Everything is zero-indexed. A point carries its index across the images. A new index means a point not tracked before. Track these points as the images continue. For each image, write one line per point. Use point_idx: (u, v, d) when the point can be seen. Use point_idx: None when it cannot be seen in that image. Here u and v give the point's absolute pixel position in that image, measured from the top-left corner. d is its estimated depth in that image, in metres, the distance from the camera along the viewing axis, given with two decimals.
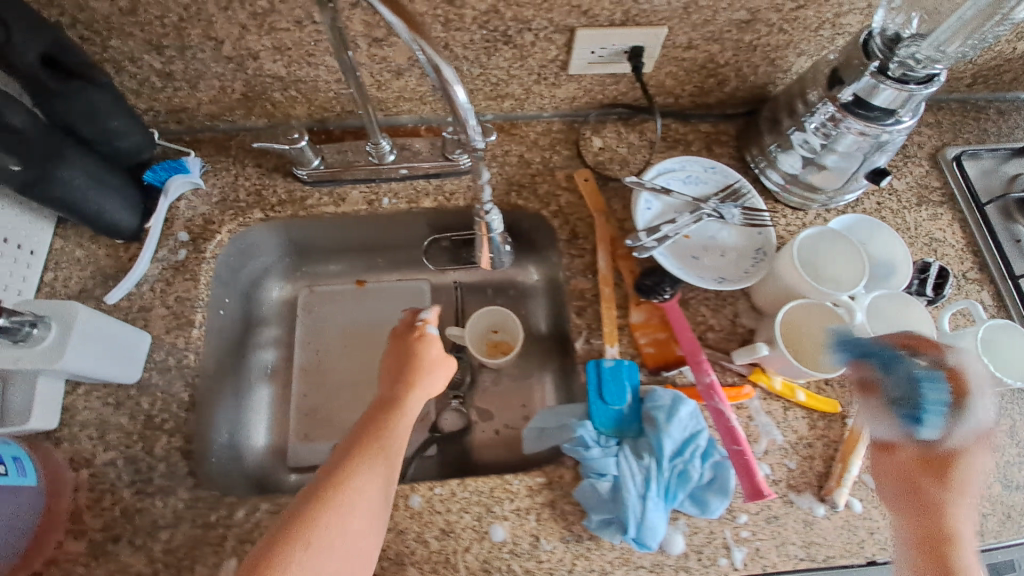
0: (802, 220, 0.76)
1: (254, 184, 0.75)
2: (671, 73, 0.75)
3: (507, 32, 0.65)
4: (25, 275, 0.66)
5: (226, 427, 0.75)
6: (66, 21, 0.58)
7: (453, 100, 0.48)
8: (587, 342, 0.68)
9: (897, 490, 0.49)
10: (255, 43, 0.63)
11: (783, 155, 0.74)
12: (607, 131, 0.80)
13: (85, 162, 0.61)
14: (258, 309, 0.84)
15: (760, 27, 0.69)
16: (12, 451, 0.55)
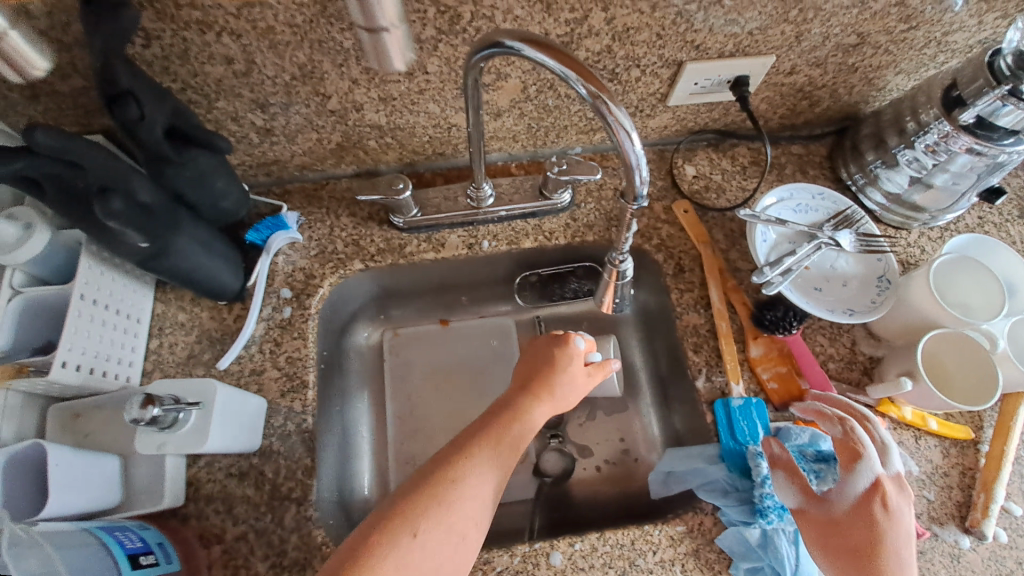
0: (906, 239, 0.75)
1: (350, 234, 0.73)
2: (768, 97, 0.74)
3: (615, 69, 0.64)
4: (134, 343, 0.64)
5: (332, 483, 0.70)
6: (177, 86, 0.58)
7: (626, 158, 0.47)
8: (709, 379, 0.66)
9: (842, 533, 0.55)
10: (362, 96, 0.63)
11: (887, 172, 0.73)
12: (699, 158, 0.78)
13: (195, 229, 0.59)
14: (347, 359, 0.81)
15: (867, 49, 0.68)
16: (155, 536, 0.53)
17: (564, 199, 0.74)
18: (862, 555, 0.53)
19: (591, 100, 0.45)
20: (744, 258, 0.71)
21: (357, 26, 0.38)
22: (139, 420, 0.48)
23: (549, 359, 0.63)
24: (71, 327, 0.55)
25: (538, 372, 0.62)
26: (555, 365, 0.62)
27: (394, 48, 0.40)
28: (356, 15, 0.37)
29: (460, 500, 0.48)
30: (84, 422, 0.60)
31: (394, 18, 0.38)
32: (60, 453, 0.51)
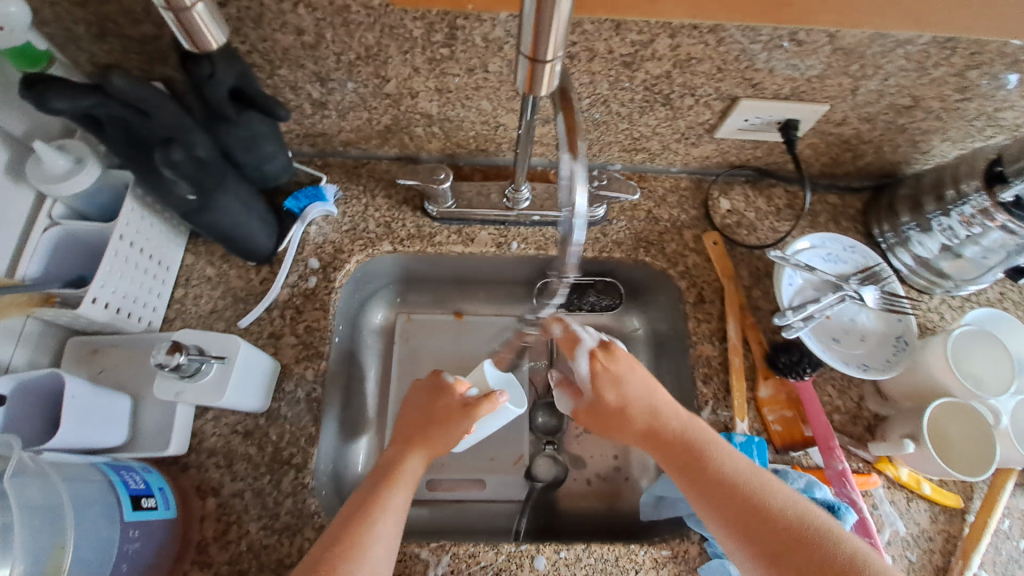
0: (927, 304, 0.75)
1: (384, 215, 0.74)
2: (813, 144, 0.74)
3: (670, 95, 0.65)
4: (160, 291, 0.65)
5: (330, 455, 0.70)
6: (244, 48, 0.59)
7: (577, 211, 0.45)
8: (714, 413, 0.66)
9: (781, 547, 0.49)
10: (419, 84, 0.64)
11: (919, 236, 0.73)
12: (735, 193, 0.79)
13: (239, 189, 0.60)
14: (361, 336, 0.82)
15: (918, 113, 0.69)
16: (157, 480, 0.53)
17: (599, 213, 0.75)
18: (749, 506, 0.51)
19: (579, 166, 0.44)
20: (766, 297, 0.72)
21: (519, 52, 0.40)
22: (163, 365, 0.49)
23: (428, 408, 0.62)
24: (107, 265, 0.56)
25: (420, 423, 0.61)
26: (432, 416, 0.61)
27: (550, 78, 0.41)
28: (525, 44, 0.39)
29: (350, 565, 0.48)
30: (102, 358, 0.61)
31: (558, 53, 0.40)
32: (77, 386, 0.52)
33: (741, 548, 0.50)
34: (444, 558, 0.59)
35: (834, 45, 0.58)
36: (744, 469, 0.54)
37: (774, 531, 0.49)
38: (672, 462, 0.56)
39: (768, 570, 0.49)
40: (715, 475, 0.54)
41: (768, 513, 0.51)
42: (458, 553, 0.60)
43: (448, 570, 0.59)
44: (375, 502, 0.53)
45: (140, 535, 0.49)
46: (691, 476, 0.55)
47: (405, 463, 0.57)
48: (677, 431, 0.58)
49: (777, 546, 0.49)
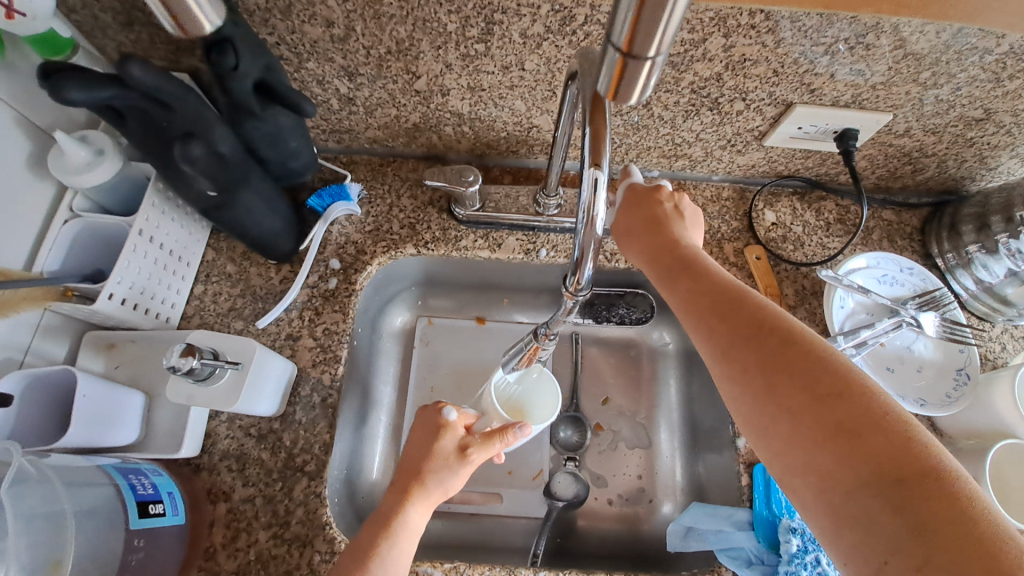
0: (987, 332, 0.69)
1: (409, 216, 0.72)
2: (869, 155, 0.69)
3: (718, 99, 0.61)
4: (180, 287, 0.64)
5: (344, 460, 0.68)
6: (272, 40, 0.56)
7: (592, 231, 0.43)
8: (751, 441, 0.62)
9: (851, 462, 0.37)
10: (451, 82, 0.61)
11: (983, 259, 0.67)
12: (781, 205, 0.74)
13: (263, 186, 0.58)
14: (380, 339, 0.79)
15: (990, 126, 0.63)
16: (165, 483, 0.51)
17: None
18: (815, 430, 0.38)
19: (592, 186, 0.41)
20: (811, 319, 0.67)
21: (611, 44, 0.34)
22: (177, 368, 0.47)
23: (429, 451, 0.55)
24: (125, 260, 0.54)
25: (417, 465, 0.55)
26: (428, 463, 0.55)
27: (647, 79, 0.35)
28: (619, 35, 0.33)
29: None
30: (119, 353, 0.60)
31: (663, 50, 0.33)
32: (89, 385, 0.50)
33: (802, 477, 0.39)
34: None
35: (904, 50, 0.53)
36: (821, 361, 0.40)
37: (850, 468, 0.36)
38: (724, 348, 0.44)
39: (839, 523, 0.36)
40: (780, 344, 0.42)
41: (847, 439, 0.37)
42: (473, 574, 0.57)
43: None
44: (368, 553, 0.48)
45: (143, 544, 0.48)
46: (738, 391, 0.43)
47: (402, 511, 0.52)
48: (739, 295, 0.46)
49: (841, 482, 0.37)
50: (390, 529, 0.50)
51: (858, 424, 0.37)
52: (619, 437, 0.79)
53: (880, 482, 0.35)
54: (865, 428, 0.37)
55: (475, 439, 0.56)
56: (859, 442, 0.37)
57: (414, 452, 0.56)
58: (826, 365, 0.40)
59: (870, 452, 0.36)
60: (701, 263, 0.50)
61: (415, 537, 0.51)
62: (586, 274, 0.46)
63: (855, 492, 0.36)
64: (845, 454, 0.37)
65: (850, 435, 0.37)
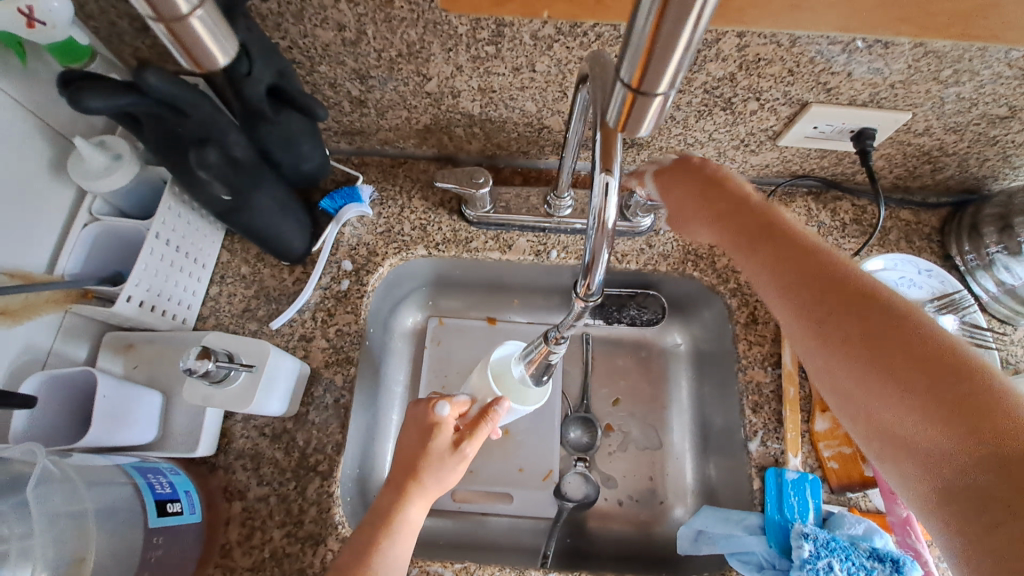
0: (1010, 335, 0.68)
1: (420, 217, 0.72)
2: (887, 155, 0.68)
3: (731, 99, 0.60)
4: (195, 288, 0.65)
5: (357, 459, 0.69)
6: (284, 44, 0.57)
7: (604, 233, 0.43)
8: (764, 445, 0.62)
9: (962, 437, 0.37)
10: (462, 83, 0.61)
11: (1007, 260, 0.66)
12: (796, 205, 0.73)
13: (276, 190, 0.59)
14: (391, 339, 0.80)
15: (1014, 124, 0.61)
16: (184, 484, 0.52)
17: (645, 223, 0.70)
18: (922, 400, 0.39)
19: (603, 187, 0.41)
20: None
21: (619, 81, 0.34)
22: (193, 371, 0.47)
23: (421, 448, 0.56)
24: (142, 264, 0.56)
25: (410, 463, 0.55)
26: (422, 460, 0.55)
27: (654, 114, 0.35)
28: (628, 73, 0.33)
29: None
30: (136, 354, 0.61)
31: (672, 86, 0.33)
32: (108, 385, 0.51)
33: (909, 453, 0.40)
34: None
35: (924, 47, 0.52)
36: (923, 329, 0.41)
37: (962, 451, 0.37)
38: (824, 324, 0.45)
39: (947, 494, 0.38)
40: (881, 315, 0.43)
41: (955, 409, 0.38)
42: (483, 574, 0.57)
43: None
44: (362, 556, 0.50)
45: (162, 542, 0.48)
46: (840, 364, 0.44)
47: (397, 512, 0.53)
48: (838, 271, 0.46)
49: (952, 458, 0.37)
50: (386, 531, 0.52)
51: (971, 400, 0.38)
52: (630, 438, 0.79)
53: (994, 457, 0.36)
54: (978, 403, 0.38)
55: (464, 434, 0.57)
56: (975, 420, 0.37)
57: (404, 446, 0.57)
58: (928, 337, 0.41)
59: (983, 427, 0.37)
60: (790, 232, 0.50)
61: (411, 535, 0.53)
62: (599, 277, 0.45)
63: (966, 465, 0.37)
64: (959, 430, 0.37)
65: (962, 411, 0.38)
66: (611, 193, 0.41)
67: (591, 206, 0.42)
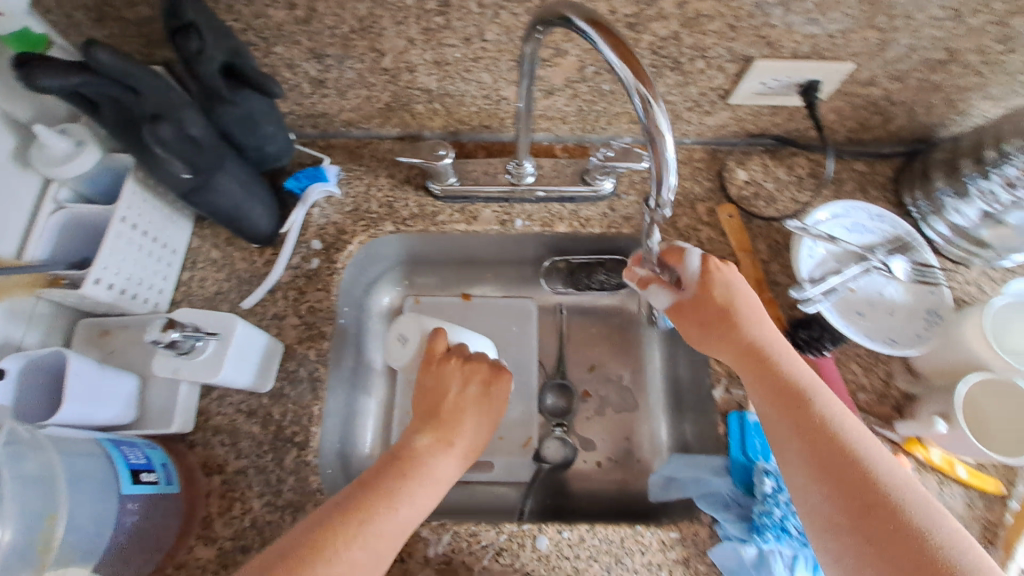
0: (964, 276, 0.70)
1: (387, 194, 0.73)
2: (837, 108, 0.70)
3: (679, 58, 0.62)
4: (166, 274, 0.66)
5: (337, 435, 0.70)
6: (238, 26, 0.58)
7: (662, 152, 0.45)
8: (728, 391, 0.64)
9: (871, 492, 0.43)
10: (416, 57, 0.62)
11: (957, 203, 0.68)
12: (753, 163, 0.75)
13: (239, 171, 0.60)
14: (368, 319, 0.81)
15: (955, 68, 0.63)
16: (160, 456, 0.54)
17: (607, 187, 0.72)
18: (828, 478, 0.44)
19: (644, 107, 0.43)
20: (785, 272, 0.68)
21: None
22: (160, 342, 0.49)
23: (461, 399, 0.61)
24: (109, 247, 0.56)
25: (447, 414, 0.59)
26: (461, 405, 0.60)
27: None
28: None
29: (358, 554, 0.45)
30: (112, 340, 0.62)
31: None
32: (82, 364, 0.53)
33: (833, 487, 0.44)
34: (445, 536, 0.59)
35: None
36: (857, 454, 0.45)
37: (861, 506, 0.42)
38: (778, 402, 0.50)
39: (847, 526, 0.42)
40: (813, 416, 0.48)
41: (903, 553, 0.40)
42: (459, 531, 0.59)
43: (448, 549, 0.58)
44: (393, 488, 0.50)
45: (138, 508, 0.50)
46: (789, 445, 0.48)
47: (430, 459, 0.55)
48: (806, 391, 0.50)
49: (856, 510, 0.42)
50: (417, 472, 0.53)
51: (889, 470, 0.44)
52: (606, 401, 0.81)
53: (881, 507, 0.42)
54: (894, 479, 0.43)
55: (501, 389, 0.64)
56: (896, 478, 0.44)
57: (432, 392, 0.61)
58: (855, 452, 0.45)
59: (892, 497, 0.42)
60: (781, 367, 0.52)
61: (440, 485, 0.54)
62: (674, 179, 0.47)
63: (856, 513, 0.42)
64: (863, 492, 0.43)
65: (865, 486, 0.43)
66: (654, 104, 0.43)
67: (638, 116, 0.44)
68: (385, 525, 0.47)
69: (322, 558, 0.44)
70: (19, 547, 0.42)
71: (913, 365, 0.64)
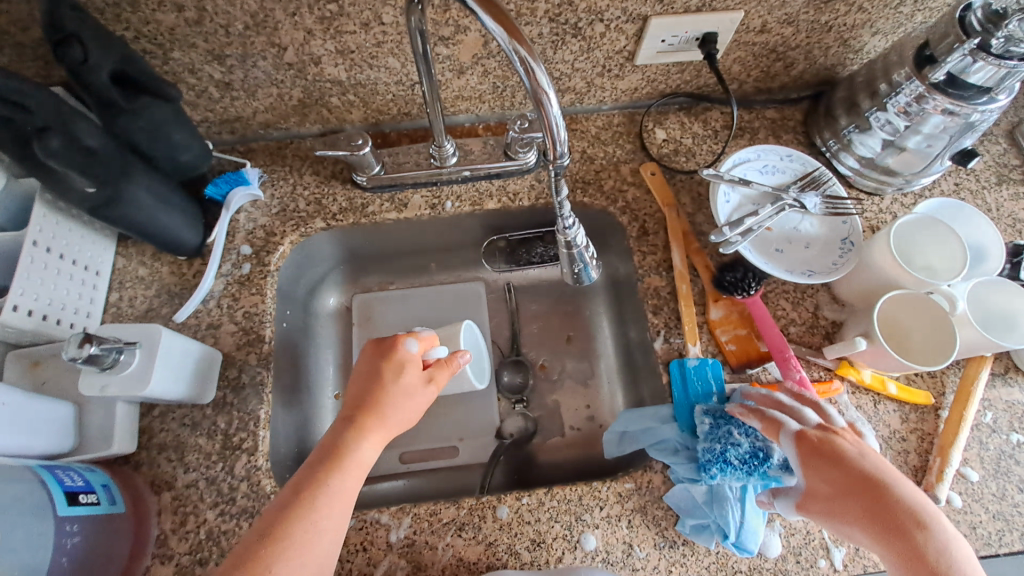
0: (879, 205, 0.73)
1: (314, 191, 0.73)
2: (739, 59, 0.72)
3: (577, 24, 0.63)
4: (91, 296, 0.64)
5: (292, 439, 0.69)
6: (129, 34, 0.58)
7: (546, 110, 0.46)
8: (667, 341, 0.65)
9: None
10: (319, 48, 0.63)
11: (861, 136, 0.71)
12: (670, 122, 0.77)
13: (151, 181, 0.59)
14: (315, 321, 0.79)
15: (840, 6, 0.67)
16: (99, 479, 0.54)
17: (531, 159, 0.73)
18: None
19: (521, 65, 0.44)
20: (709, 221, 0.70)
21: None
22: (77, 360, 0.47)
23: (377, 377, 0.56)
24: (24, 273, 0.55)
25: (367, 398, 0.55)
26: (377, 391, 0.55)
27: None
28: None
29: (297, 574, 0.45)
30: (43, 370, 0.60)
31: None
32: (5, 394, 0.51)
33: None
34: (405, 519, 0.58)
35: None
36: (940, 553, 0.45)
37: None
38: (874, 531, 0.47)
39: None
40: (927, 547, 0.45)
41: None
42: (419, 512, 0.58)
43: (409, 531, 0.57)
44: (311, 491, 0.48)
45: (79, 529, 0.49)
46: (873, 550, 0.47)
47: (350, 446, 0.52)
48: (896, 506, 0.47)
49: None
50: (340, 465, 0.50)
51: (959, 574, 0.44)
52: (562, 372, 0.81)
53: None
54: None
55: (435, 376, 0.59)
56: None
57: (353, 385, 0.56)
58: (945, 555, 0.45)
59: None
60: (862, 480, 0.49)
61: (364, 471, 0.52)
62: (563, 133, 0.47)
63: None
64: None
65: None
66: (532, 64, 0.44)
67: (520, 77, 0.44)
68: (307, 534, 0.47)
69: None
70: None
71: (838, 294, 0.67)
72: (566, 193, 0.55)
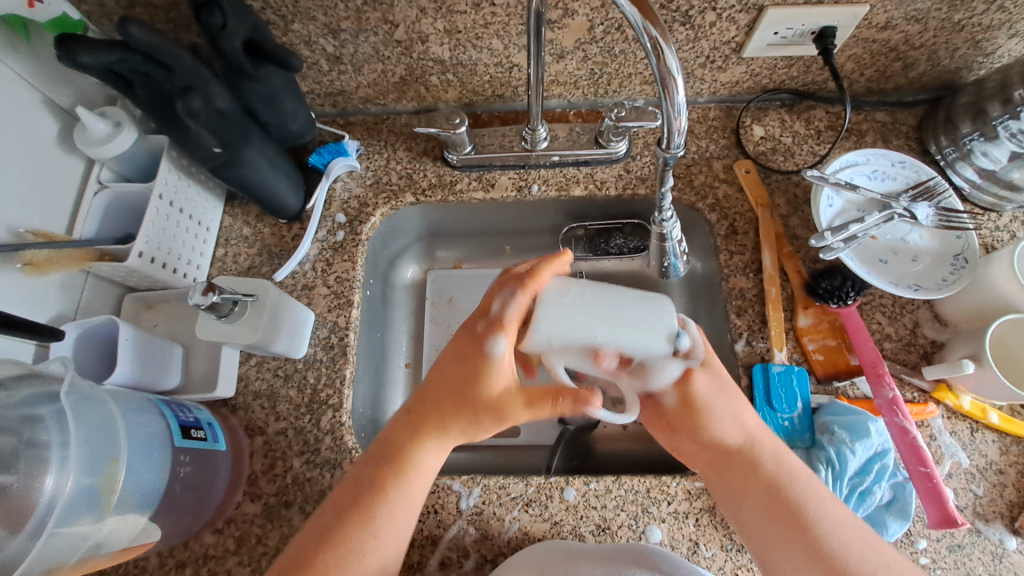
0: (996, 222, 0.68)
1: (406, 166, 0.76)
2: (855, 56, 0.69)
3: (688, 11, 0.62)
4: (202, 250, 0.69)
5: (367, 401, 0.72)
6: (257, 4, 0.61)
7: (671, 97, 0.49)
8: (749, 344, 0.64)
9: (758, 517, 0.50)
10: (428, 27, 0.65)
11: (985, 146, 0.65)
12: (770, 119, 0.74)
13: (265, 147, 0.63)
14: (393, 291, 0.82)
15: (977, 4, 0.61)
16: (206, 416, 0.59)
17: (621, 149, 0.73)
18: (757, 506, 0.50)
19: (650, 45, 0.46)
20: (804, 225, 0.68)
21: None
22: (201, 304, 0.54)
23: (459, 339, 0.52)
24: (150, 222, 0.60)
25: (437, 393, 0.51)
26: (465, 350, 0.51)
27: None
28: None
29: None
30: (156, 313, 0.66)
31: None
32: (130, 331, 0.56)
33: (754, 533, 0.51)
34: (475, 489, 0.60)
35: None
36: (756, 479, 0.51)
37: (774, 521, 0.49)
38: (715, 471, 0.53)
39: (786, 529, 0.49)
40: (722, 471, 0.53)
41: (779, 522, 0.49)
42: (489, 484, 0.60)
43: (478, 501, 0.59)
44: (366, 496, 0.49)
45: (190, 460, 0.55)
46: (754, 506, 0.50)
47: (411, 449, 0.51)
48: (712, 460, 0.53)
49: (764, 518, 0.50)
50: (397, 474, 0.50)
51: (742, 484, 0.51)
52: None
53: (790, 518, 0.49)
54: (761, 480, 0.51)
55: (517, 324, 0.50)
56: (764, 491, 0.50)
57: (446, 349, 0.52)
58: (747, 472, 0.51)
59: (773, 518, 0.49)
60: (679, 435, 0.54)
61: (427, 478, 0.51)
62: (685, 119, 0.51)
63: (779, 527, 0.49)
64: (757, 513, 0.50)
65: (741, 491, 0.51)
66: (663, 47, 0.46)
67: (650, 62, 0.47)
68: (400, 504, 0.49)
69: (325, 548, 0.47)
70: (87, 490, 0.45)
71: (941, 312, 0.63)
72: (671, 185, 0.60)
